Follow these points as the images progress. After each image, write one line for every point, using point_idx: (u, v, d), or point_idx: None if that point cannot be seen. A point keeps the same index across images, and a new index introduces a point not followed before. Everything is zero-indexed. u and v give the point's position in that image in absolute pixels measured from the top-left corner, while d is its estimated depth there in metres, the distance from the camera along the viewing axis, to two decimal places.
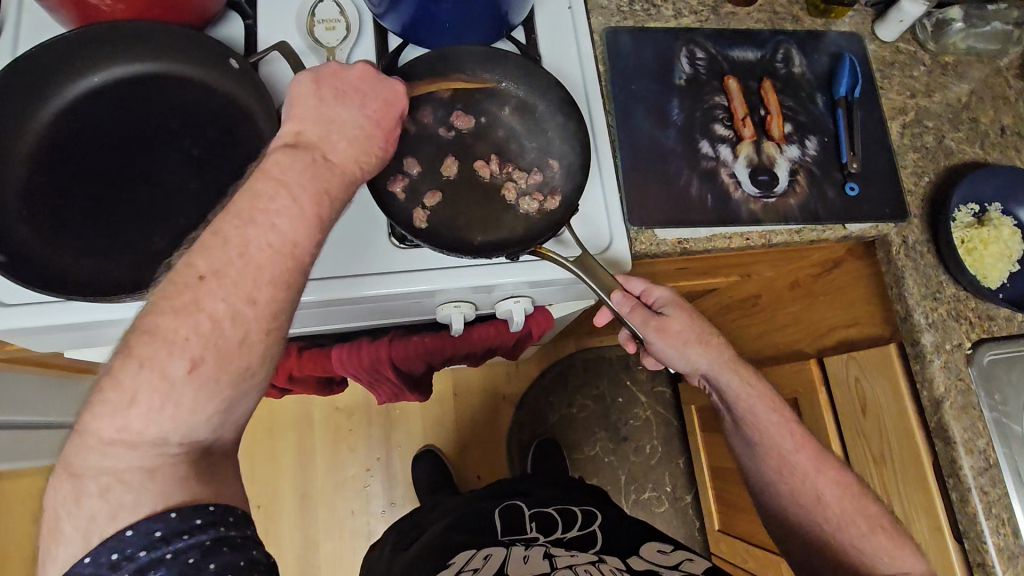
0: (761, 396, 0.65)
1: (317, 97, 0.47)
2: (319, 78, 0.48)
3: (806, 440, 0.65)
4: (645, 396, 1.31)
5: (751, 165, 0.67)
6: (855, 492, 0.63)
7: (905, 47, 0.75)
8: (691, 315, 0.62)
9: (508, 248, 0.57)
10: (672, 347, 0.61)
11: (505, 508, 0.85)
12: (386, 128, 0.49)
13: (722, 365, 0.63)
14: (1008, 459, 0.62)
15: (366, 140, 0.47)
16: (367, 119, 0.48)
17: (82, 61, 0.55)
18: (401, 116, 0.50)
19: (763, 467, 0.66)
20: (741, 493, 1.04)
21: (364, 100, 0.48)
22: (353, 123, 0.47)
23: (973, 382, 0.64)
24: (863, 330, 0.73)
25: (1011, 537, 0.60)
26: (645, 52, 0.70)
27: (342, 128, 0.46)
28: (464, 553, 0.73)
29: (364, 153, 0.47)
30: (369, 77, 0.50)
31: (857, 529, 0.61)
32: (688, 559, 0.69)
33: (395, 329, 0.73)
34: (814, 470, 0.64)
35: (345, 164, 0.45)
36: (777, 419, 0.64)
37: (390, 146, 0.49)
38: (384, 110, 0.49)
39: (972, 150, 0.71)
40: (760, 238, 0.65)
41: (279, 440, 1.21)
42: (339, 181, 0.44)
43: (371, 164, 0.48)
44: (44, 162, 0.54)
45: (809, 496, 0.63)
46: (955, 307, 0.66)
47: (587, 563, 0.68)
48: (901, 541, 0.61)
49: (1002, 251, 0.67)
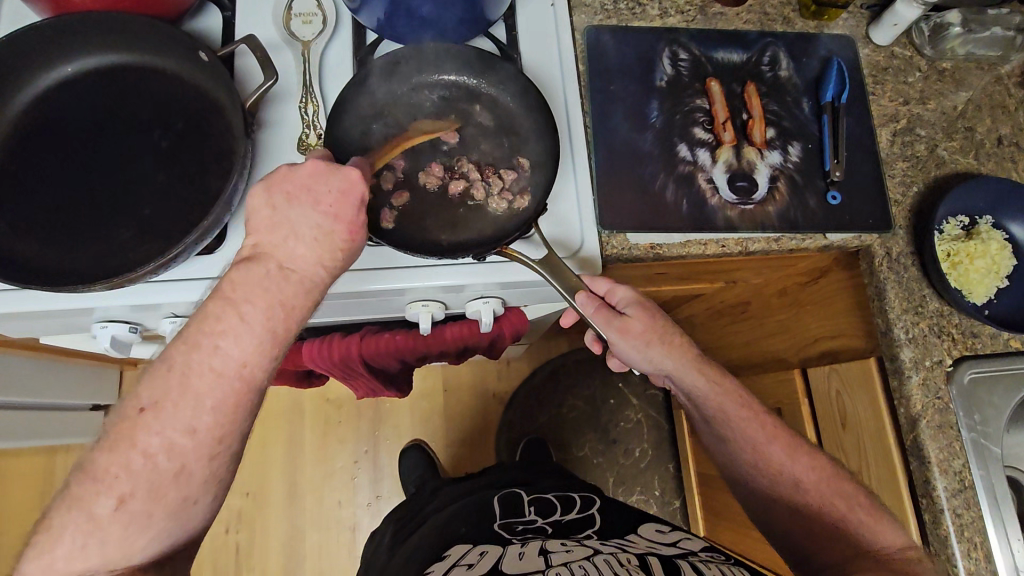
0: (729, 395, 0.64)
1: (269, 205, 0.45)
2: (267, 184, 0.45)
3: (778, 430, 0.62)
4: (636, 398, 1.30)
5: (730, 171, 0.65)
6: (832, 472, 0.60)
7: (901, 52, 0.73)
8: (654, 315, 0.62)
9: (474, 247, 0.56)
10: (633, 347, 0.61)
11: (504, 495, 0.81)
12: (346, 219, 0.45)
13: (686, 366, 0.63)
14: (984, 480, 0.61)
15: (326, 240, 0.45)
16: (325, 214, 0.45)
17: (56, 48, 0.56)
18: (361, 201, 0.46)
19: (734, 460, 0.63)
20: (726, 502, 1.02)
21: (318, 197, 0.45)
22: (308, 225, 0.45)
23: (952, 400, 0.62)
24: (847, 342, 0.70)
25: (984, 562, 0.59)
26: (627, 52, 0.69)
27: (298, 233, 0.44)
28: (461, 546, 0.66)
29: (325, 251, 0.45)
30: (320, 170, 0.45)
31: (838, 507, 0.57)
32: (687, 537, 0.65)
33: (368, 325, 0.73)
34: (788, 459, 0.60)
35: (305, 266, 0.45)
36: (748, 415, 0.63)
37: (359, 237, 0.46)
38: (342, 201, 0.45)
39: (967, 160, 0.68)
40: (736, 245, 0.63)
41: (270, 430, 1.23)
42: (304, 279, 0.45)
43: (338, 259, 0.46)
44: (16, 149, 0.55)
45: (788, 487, 0.59)
46: (937, 323, 0.64)
47: (583, 558, 0.58)
48: (881, 514, 0.57)
49: (989, 267, 0.65)
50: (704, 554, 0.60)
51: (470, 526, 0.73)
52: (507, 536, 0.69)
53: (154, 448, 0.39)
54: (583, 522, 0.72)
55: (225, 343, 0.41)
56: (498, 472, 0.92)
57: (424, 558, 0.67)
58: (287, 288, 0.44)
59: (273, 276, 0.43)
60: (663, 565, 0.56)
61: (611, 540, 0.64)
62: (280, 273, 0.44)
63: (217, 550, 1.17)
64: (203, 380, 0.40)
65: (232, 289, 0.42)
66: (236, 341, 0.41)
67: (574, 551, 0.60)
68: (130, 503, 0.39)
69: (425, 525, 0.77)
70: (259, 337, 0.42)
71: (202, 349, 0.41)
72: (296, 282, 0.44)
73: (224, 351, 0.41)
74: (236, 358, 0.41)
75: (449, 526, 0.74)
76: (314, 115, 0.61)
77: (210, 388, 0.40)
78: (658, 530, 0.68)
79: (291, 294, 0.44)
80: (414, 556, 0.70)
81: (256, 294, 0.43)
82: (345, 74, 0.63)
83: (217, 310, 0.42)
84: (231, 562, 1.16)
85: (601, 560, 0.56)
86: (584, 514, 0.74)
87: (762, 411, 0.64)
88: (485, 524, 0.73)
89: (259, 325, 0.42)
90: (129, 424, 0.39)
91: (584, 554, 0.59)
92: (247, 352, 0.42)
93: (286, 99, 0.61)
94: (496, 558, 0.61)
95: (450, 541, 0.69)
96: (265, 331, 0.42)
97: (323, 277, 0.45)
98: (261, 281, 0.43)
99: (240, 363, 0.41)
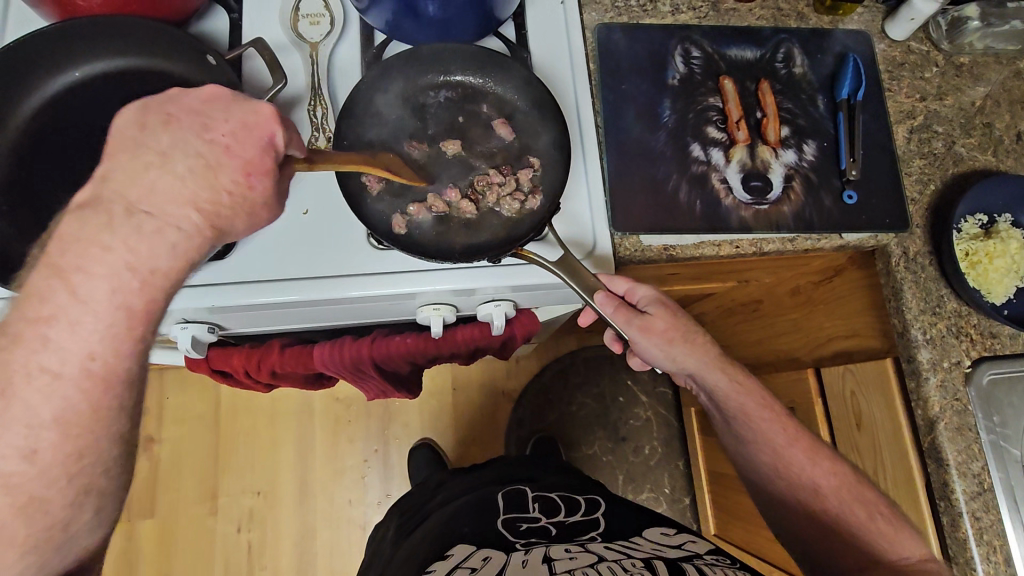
0: (751, 395, 0.62)
1: (139, 125, 0.40)
2: (148, 106, 0.41)
3: (799, 433, 0.61)
4: (646, 396, 1.29)
5: (744, 170, 0.64)
6: (853, 479, 0.59)
7: (918, 47, 0.71)
8: (675, 312, 0.60)
9: (489, 251, 0.56)
10: (657, 346, 0.60)
11: (508, 491, 0.81)
12: (242, 155, 0.42)
13: (709, 365, 0.61)
14: (1003, 483, 0.60)
15: (208, 177, 0.40)
16: (212, 144, 0.41)
17: (64, 54, 0.55)
18: (268, 140, 0.43)
19: (756, 461, 0.62)
20: (739, 502, 1.01)
21: (208, 122, 0.41)
22: (186, 154, 0.40)
23: (971, 402, 0.61)
24: (861, 341, 0.70)
25: (1003, 566, 0.58)
26: (638, 49, 0.68)
27: (170, 163, 0.40)
28: (464, 546, 0.66)
29: (202, 190, 0.40)
30: (219, 99, 0.43)
31: (856, 516, 0.56)
32: (691, 540, 0.65)
33: (379, 328, 0.73)
34: (808, 463, 0.60)
35: (168, 210, 0.39)
36: (770, 416, 0.61)
37: (253, 180, 0.42)
38: (240, 133, 0.42)
39: (985, 157, 0.67)
40: (751, 245, 0.63)
41: (280, 429, 1.23)
42: (165, 227, 0.39)
43: (221, 202, 0.41)
44: (27, 155, 0.55)
45: (805, 491, 0.59)
46: (955, 323, 0.63)
47: (586, 566, 0.57)
48: (900, 523, 0.56)
49: (1008, 267, 0.64)
50: (709, 558, 0.59)
51: (474, 524, 0.72)
52: (510, 537, 0.68)
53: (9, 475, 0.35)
54: (588, 524, 0.71)
55: (57, 333, 0.36)
56: (502, 465, 0.92)
57: (427, 555, 0.66)
58: (137, 242, 0.38)
59: (117, 225, 0.37)
60: (668, 568, 0.55)
61: (614, 543, 0.64)
62: (129, 217, 0.38)
63: (229, 551, 1.17)
64: (33, 382, 0.35)
65: (59, 252, 0.36)
66: (72, 327, 0.36)
67: (579, 558, 0.59)
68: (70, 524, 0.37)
69: (429, 520, 0.76)
70: (104, 317, 0.37)
71: (27, 342, 0.35)
72: (151, 231, 0.38)
73: (57, 342, 0.36)
74: (80, 349, 0.36)
75: (455, 522, 0.73)
76: (325, 117, 0.60)
77: (49, 394, 0.35)
78: (663, 533, 0.68)
79: (149, 256, 0.38)
80: (417, 552, 0.69)
81: (90, 254, 0.36)
82: (354, 76, 0.63)
83: (42, 287, 0.36)
84: (241, 562, 1.17)
85: (604, 567, 0.56)
86: (587, 515, 0.73)
87: (785, 413, 0.62)
88: (490, 522, 0.72)
89: (101, 303, 0.36)
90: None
91: (587, 561, 0.58)
92: (89, 339, 0.36)
93: (294, 102, 0.61)
94: (500, 565, 0.60)
95: (456, 538, 0.69)
96: (113, 308, 0.37)
97: (197, 223, 0.40)
98: (100, 237, 0.37)
99: (85, 354, 0.36)
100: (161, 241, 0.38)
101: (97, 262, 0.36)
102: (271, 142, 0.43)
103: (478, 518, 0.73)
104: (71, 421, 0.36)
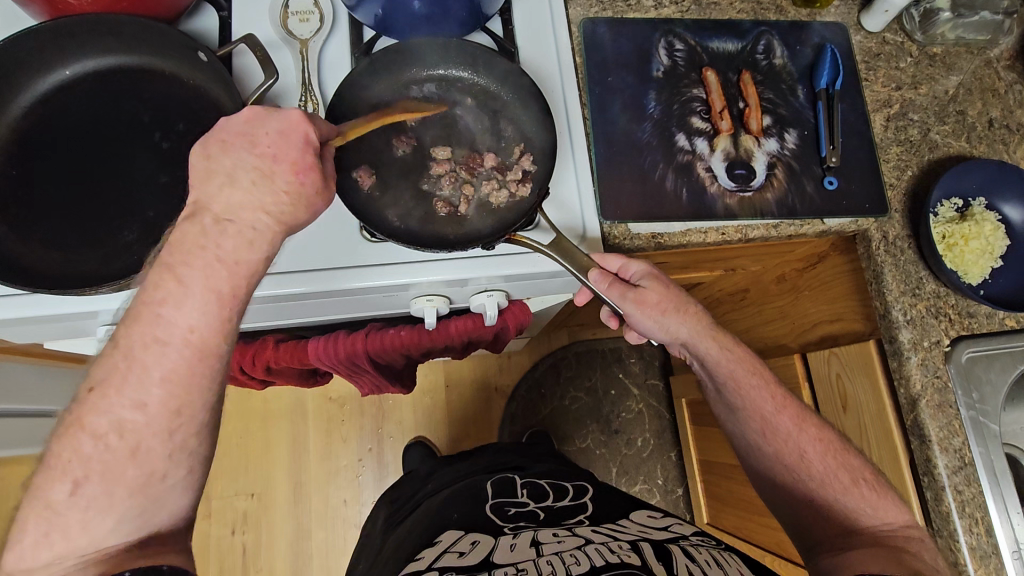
0: (742, 362, 0.63)
1: (204, 154, 0.43)
2: (206, 137, 0.43)
3: (787, 400, 0.62)
4: (637, 389, 1.31)
5: (728, 159, 0.66)
6: (840, 446, 0.60)
7: (892, 38, 0.74)
8: (668, 286, 0.61)
9: (481, 239, 0.56)
10: (650, 318, 0.60)
11: (497, 479, 0.81)
12: (288, 159, 0.43)
13: (700, 334, 0.62)
14: (984, 457, 0.62)
15: (267, 182, 0.42)
16: (263, 157, 0.43)
17: (55, 51, 0.56)
18: (306, 141, 0.43)
19: (745, 431, 0.63)
20: (731, 490, 1.04)
21: (254, 138, 0.43)
22: (245, 169, 0.42)
23: (951, 379, 0.63)
24: (846, 326, 0.71)
25: (984, 537, 0.60)
26: (623, 44, 0.69)
27: (235, 181, 0.42)
28: (452, 533, 0.67)
29: (266, 196, 0.42)
30: (257, 115, 0.43)
31: (840, 481, 0.58)
32: (677, 522, 0.66)
33: (373, 322, 0.73)
34: (796, 430, 0.61)
35: (242, 214, 0.42)
36: (759, 383, 0.62)
37: (303, 177, 0.43)
38: (281, 141, 0.43)
39: (959, 143, 0.70)
40: (737, 232, 0.64)
41: (274, 429, 1.22)
42: None
43: (282, 203, 0.43)
44: (18, 152, 0.55)
45: (791, 458, 0.60)
46: (934, 304, 0.65)
47: (575, 548, 0.58)
48: (885, 490, 0.58)
49: (983, 248, 0.66)
50: (694, 539, 0.61)
51: (465, 510, 0.73)
52: (499, 522, 0.70)
53: (102, 428, 0.38)
54: (575, 509, 0.72)
55: (167, 311, 0.39)
56: (492, 455, 0.92)
57: (418, 541, 0.66)
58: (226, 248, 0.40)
59: (208, 231, 0.41)
60: (654, 550, 0.56)
61: (602, 527, 0.64)
62: (216, 225, 0.41)
63: (223, 553, 1.16)
64: (154, 358, 0.39)
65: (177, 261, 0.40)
66: (177, 308, 0.39)
67: (566, 542, 0.60)
68: (77, 500, 0.37)
69: (422, 508, 0.77)
70: (201, 300, 0.40)
71: (143, 320, 0.39)
72: (233, 233, 0.41)
73: (167, 319, 0.39)
74: (182, 324, 0.39)
75: (446, 508, 0.73)
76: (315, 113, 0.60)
77: (159, 360, 0.39)
78: (650, 516, 0.69)
79: (232, 250, 0.41)
80: (410, 537, 0.69)
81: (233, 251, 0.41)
82: (343, 70, 0.63)
83: (155, 277, 0.40)
84: (237, 565, 1.16)
85: (592, 551, 0.57)
86: (576, 501, 0.74)
87: (774, 382, 0.63)
88: (480, 508, 0.73)
89: (196, 286, 0.40)
90: (79, 409, 0.38)
91: (575, 543, 0.59)
92: (191, 315, 0.39)
93: (285, 99, 0.61)
94: (487, 549, 0.61)
95: (450, 521, 0.70)
96: (210, 301, 0.40)
97: (266, 224, 0.42)
98: (198, 239, 0.41)
99: (186, 328, 0.39)
100: (243, 242, 0.41)
101: (196, 258, 0.40)
102: (309, 139, 0.43)
103: (468, 506, 0.74)
104: (183, 376, 0.39)
